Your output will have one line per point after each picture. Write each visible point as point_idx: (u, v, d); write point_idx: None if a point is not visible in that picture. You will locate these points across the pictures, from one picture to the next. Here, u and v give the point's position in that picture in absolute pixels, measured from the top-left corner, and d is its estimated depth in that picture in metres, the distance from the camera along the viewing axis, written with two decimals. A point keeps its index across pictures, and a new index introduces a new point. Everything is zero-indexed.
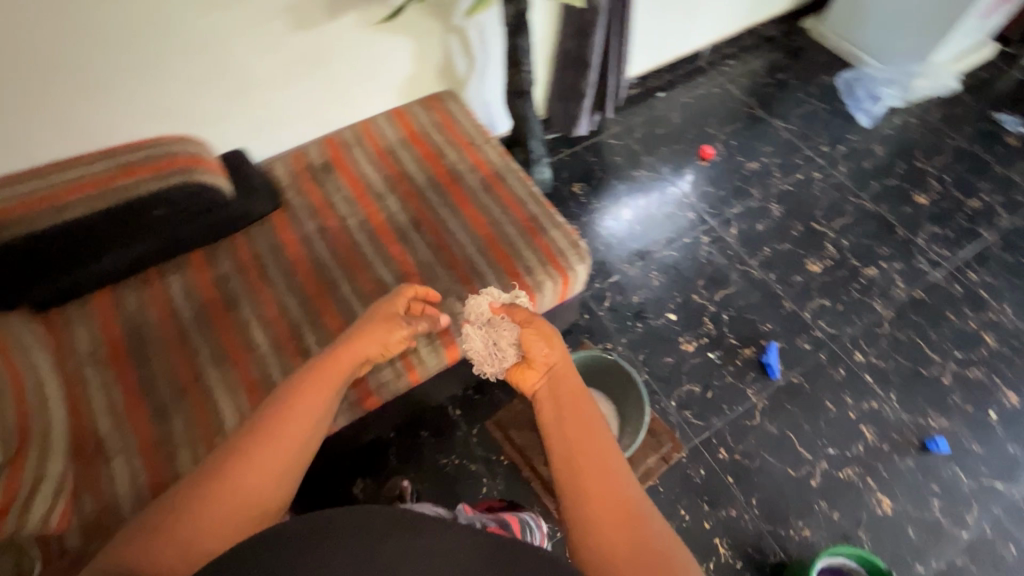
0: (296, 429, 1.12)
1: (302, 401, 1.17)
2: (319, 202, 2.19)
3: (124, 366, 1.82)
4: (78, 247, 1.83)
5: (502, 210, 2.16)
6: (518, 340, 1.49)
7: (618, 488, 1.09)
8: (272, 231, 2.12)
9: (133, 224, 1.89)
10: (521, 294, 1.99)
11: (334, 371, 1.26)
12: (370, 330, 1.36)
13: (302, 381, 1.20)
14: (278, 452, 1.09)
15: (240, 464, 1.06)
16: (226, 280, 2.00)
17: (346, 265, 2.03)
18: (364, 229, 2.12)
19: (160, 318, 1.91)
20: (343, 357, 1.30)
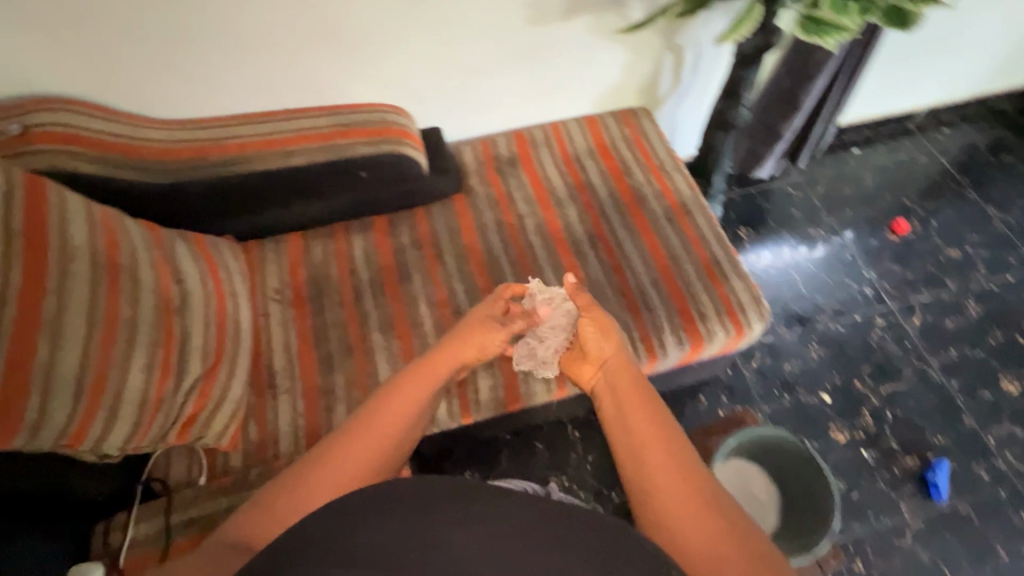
0: (394, 414, 1.22)
1: (403, 395, 1.26)
2: (501, 194, 2.19)
3: (302, 311, 1.92)
4: (287, 192, 1.93)
5: (684, 246, 2.04)
6: (580, 331, 1.52)
7: (691, 496, 1.08)
8: (452, 214, 2.14)
9: (336, 182, 1.97)
10: (689, 340, 1.88)
11: (427, 369, 1.33)
12: (468, 331, 1.41)
13: (388, 386, 1.29)
14: (368, 450, 1.18)
15: (339, 459, 1.16)
16: (403, 251, 2.05)
17: (517, 264, 2.01)
18: (541, 233, 2.09)
19: (340, 274, 2.00)
20: (441, 363, 1.35)
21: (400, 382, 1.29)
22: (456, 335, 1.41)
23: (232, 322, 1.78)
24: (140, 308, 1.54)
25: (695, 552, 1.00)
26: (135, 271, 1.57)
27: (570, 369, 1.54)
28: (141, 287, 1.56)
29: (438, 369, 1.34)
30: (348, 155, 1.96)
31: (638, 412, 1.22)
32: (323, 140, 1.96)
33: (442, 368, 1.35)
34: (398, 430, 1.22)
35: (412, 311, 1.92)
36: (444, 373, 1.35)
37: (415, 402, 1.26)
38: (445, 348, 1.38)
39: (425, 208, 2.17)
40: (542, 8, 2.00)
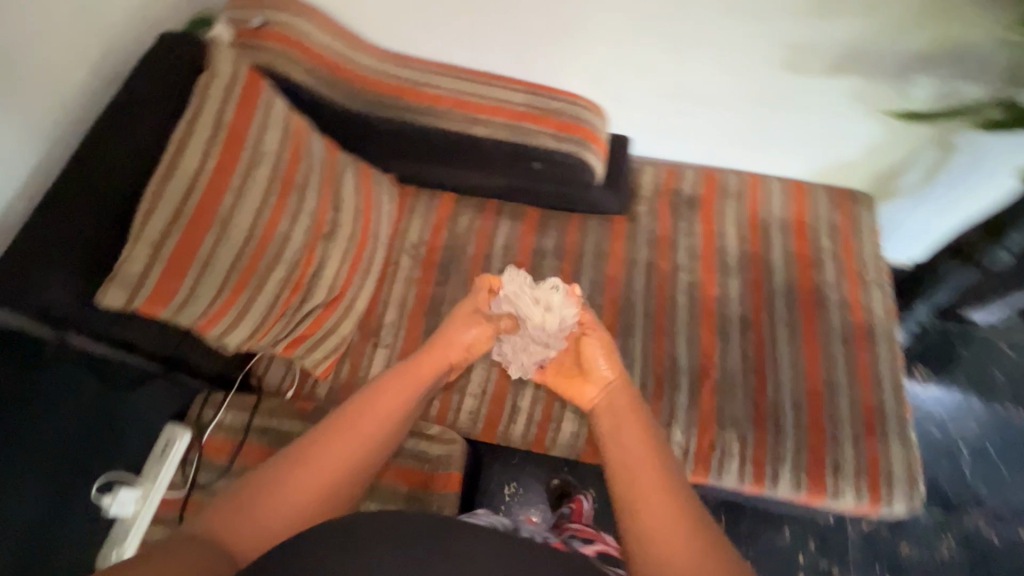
0: (354, 438, 1.12)
1: (361, 412, 1.16)
2: (665, 235, 1.98)
3: (428, 275, 1.91)
4: (458, 157, 1.90)
5: (849, 378, 1.72)
6: (580, 348, 1.47)
7: (658, 472, 1.09)
8: (606, 236, 1.98)
9: (506, 164, 1.89)
10: (810, 487, 1.60)
11: (411, 377, 1.30)
12: (446, 336, 1.42)
13: (373, 388, 1.23)
14: (322, 470, 1.06)
15: (293, 480, 1.04)
16: (543, 255, 1.94)
17: (652, 318, 1.82)
18: (691, 294, 1.86)
19: (475, 253, 1.95)
20: (413, 374, 1.31)
21: (392, 376, 1.27)
22: (445, 329, 1.45)
23: (365, 263, 1.82)
24: (296, 226, 1.60)
25: (648, 523, 1.01)
26: (303, 191, 1.63)
27: (567, 388, 1.47)
28: (302, 207, 1.62)
29: (421, 369, 1.33)
30: (529, 142, 1.85)
31: (626, 415, 1.26)
32: (510, 118, 1.86)
33: (424, 371, 1.34)
34: (350, 448, 1.11)
35: None
36: (427, 377, 1.34)
37: (386, 419, 1.18)
38: (433, 355, 1.39)
39: (581, 219, 2.02)
40: (807, 56, 1.73)
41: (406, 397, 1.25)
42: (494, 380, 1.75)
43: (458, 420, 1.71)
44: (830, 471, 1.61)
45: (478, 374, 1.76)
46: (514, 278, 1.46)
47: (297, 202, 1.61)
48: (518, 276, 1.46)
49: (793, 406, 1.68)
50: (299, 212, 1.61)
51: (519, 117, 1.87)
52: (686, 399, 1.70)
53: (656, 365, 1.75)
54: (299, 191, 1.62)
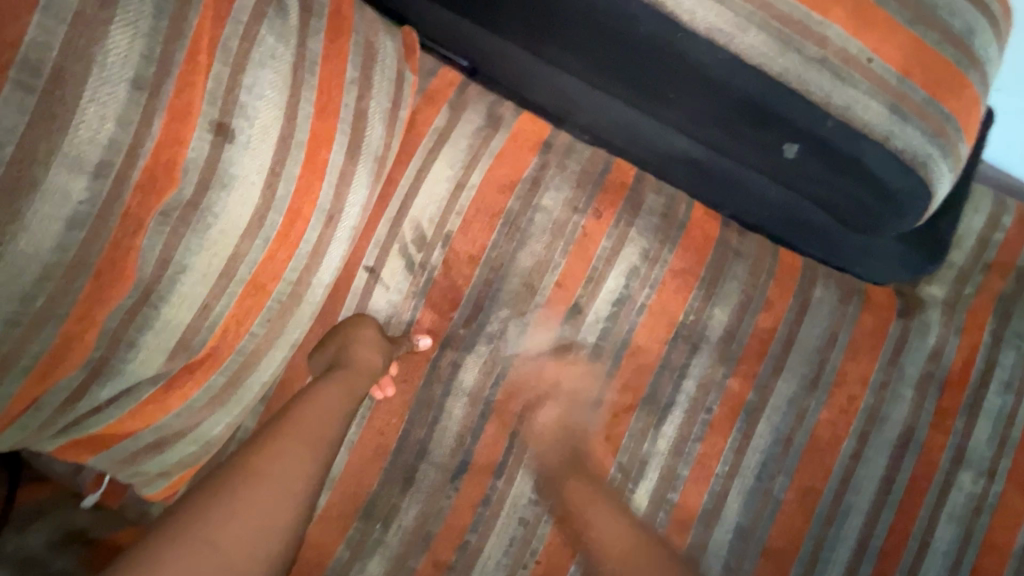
0: (278, 476, 0.63)
1: (281, 453, 0.66)
2: (962, 376, 0.91)
3: (440, 323, 0.87)
4: (603, 57, 0.69)
5: None
6: (581, 449, 0.86)
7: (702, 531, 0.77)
8: (841, 336, 0.90)
9: (724, 120, 0.70)
10: None
11: (304, 441, 0.68)
12: (321, 401, 0.74)
13: (256, 450, 0.65)
14: (275, 499, 0.61)
15: (259, 470, 0.63)
16: (697, 342, 0.88)
17: (872, 559, 0.86)
18: (966, 529, 0.88)
19: (556, 297, 0.87)
20: (313, 421, 0.71)
21: (287, 457, 0.66)
22: (319, 388, 0.76)
23: (294, 279, 0.73)
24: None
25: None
26: (56, 108, 0.47)
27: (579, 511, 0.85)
28: (42, 172, 0.48)
29: (315, 446, 0.69)
30: (820, 95, 0.66)
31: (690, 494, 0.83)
32: (803, 6, 0.64)
33: (311, 447, 0.69)
34: (289, 495, 0.63)
35: (621, 490, 0.85)
36: (317, 453, 0.68)
37: (302, 483, 0.64)
38: (307, 405, 0.73)
39: (801, 278, 0.91)
40: None
41: (315, 460, 0.68)
42: None
43: None
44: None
45: (487, 571, 0.84)
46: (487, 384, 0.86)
47: (24, 149, 0.46)
48: (488, 361, 0.86)
49: None
50: (21, 196, 0.47)
51: (826, 8, 0.64)
52: None
53: None
54: (22, 105, 0.46)
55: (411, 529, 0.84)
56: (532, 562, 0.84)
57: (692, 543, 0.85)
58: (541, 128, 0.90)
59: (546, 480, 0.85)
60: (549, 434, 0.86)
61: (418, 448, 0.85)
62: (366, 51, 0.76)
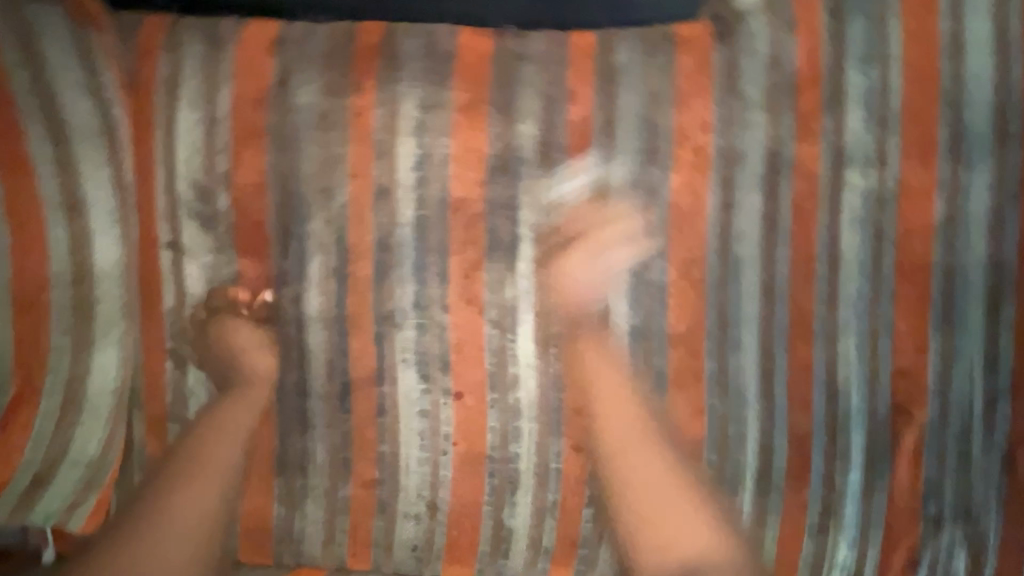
0: (183, 514, 0.72)
1: (182, 494, 0.74)
2: (813, 73, 0.80)
3: (262, 266, 0.83)
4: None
5: None
6: (449, 325, 0.83)
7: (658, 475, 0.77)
8: (665, 91, 0.81)
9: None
10: None
11: (240, 408, 0.81)
12: (218, 431, 0.79)
13: (202, 428, 0.80)
14: (186, 539, 0.71)
15: (161, 518, 0.71)
16: (515, 169, 0.82)
17: (785, 300, 0.80)
18: (875, 228, 0.80)
19: (356, 189, 0.82)
20: (210, 453, 0.78)
21: (183, 493, 0.74)
22: (210, 417, 0.81)
23: (69, 281, 0.72)
24: None
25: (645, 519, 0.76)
26: None
27: (469, 379, 0.83)
28: None
29: (219, 479, 0.77)
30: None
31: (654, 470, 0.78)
32: None
33: (216, 479, 0.76)
34: (198, 526, 0.73)
35: (503, 343, 0.83)
36: (227, 485, 0.77)
37: (209, 519, 0.74)
38: (239, 368, 0.82)
39: (597, 51, 0.81)
40: None
41: (217, 489, 0.76)
42: (450, 479, 0.83)
43: (389, 562, 0.85)
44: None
45: (413, 469, 0.84)
46: (332, 303, 0.83)
47: None
48: (324, 281, 0.83)
49: None
50: None
51: None
52: (863, 479, 0.80)
53: (794, 414, 0.81)
54: None
55: (327, 463, 0.84)
56: (451, 446, 0.83)
57: None
58: (268, 27, 0.83)
59: (427, 365, 0.83)
60: (412, 322, 0.83)
61: (298, 386, 0.83)
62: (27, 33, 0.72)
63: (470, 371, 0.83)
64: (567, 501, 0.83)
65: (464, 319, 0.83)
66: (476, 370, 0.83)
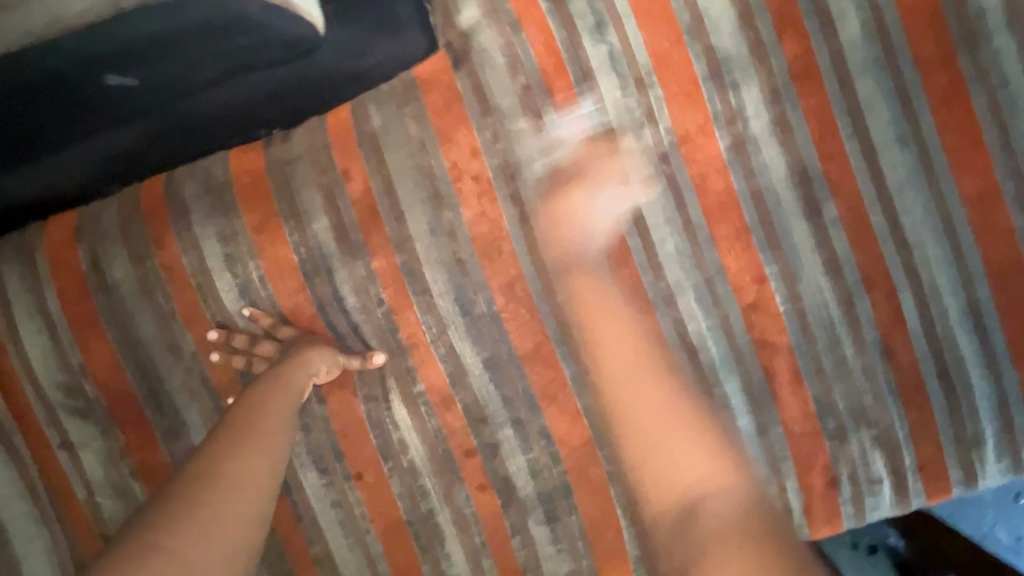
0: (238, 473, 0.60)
1: (234, 453, 0.63)
2: (555, 61, 0.80)
3: (144, 434, 0.88)
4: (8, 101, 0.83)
5: None
6: (329, 417, 0.88)
7: (706, 456, 0.69)
8: (427, 134, 0.82)
9: (107, 62, 0.82)
10: None
11: (258, 443, 0.67)
12: (254, 417, 0.72)
13: (226, 457, 0.62)
14: (236, 501, 0.57)
15: (217, 471, 0.59)
16: (326, 259, 0.84)
17: (613, 282, 0.80)
18: (669, 180, 0.79)
19: (198, 332, 0.87)
20: (258, 427, 0.70)
21: (236, 458, 0.62)
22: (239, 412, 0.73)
23: None
24: None
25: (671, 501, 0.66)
26: None
27: (365, 458, 0.87)
28: None
29: (264, 449, 0.66)
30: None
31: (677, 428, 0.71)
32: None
33: (263, 450, 0.66)
34: (254, 488, 0.60)
35: (380, 416, 0.87)
36: (273, 456, 0.66)
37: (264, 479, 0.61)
38: (269, 410, 0.74)
39: (354, 122, 0.83)
40: None
41: (269, 459, 0.65)
42: (383, 554, 0.88)
43: None
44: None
45: (348, 557, 0.88)
46: None
47: None
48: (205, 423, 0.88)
49: (969, 321, 0.77)
50: None
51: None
52: (753, 419, 0.81)
53: None
54: None
55: None
56: (371, 524, 0.88)
57: (465, 405, 0.84)
58: (68, 222, 0.88)
59: (323, 460, 0.88)
60: (297, 426, 0.88)
61: None
62: None
63: (362, 451, 0.88)
64: (493, 537, 0.86)
65: (340, 406, 0.88)
66: (367, 448, 0.87)
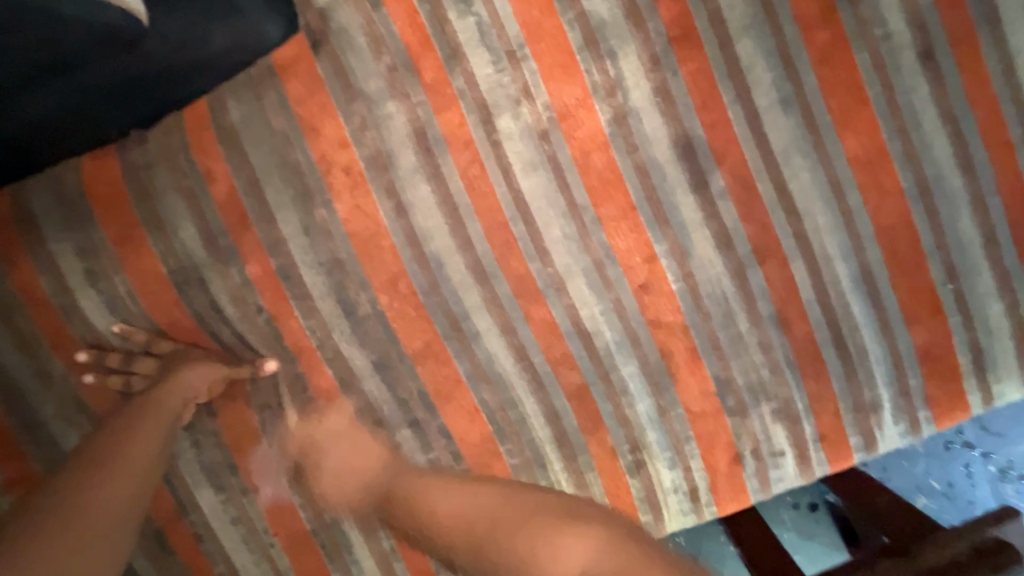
0: (104, 490, 0.64)
1: (107, 472, 0.66)
2: (420, 37, 0.74)
3: (21, 466, 0.83)
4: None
5: (957, 131, 0.72)
6: (221, 431, 0.84)
7: (649, 543, 0.55)
8: (290, 126, 0.75)
9: None
10: (944, 400, 0.77)
11: (131, 457, 0.70)
12: (130, 427, 0.73)
13: (86, 486, 0.64)
14: (97, 522, 0.61)
15: (85, 493, 0.63)
16: (196, 269, 0.79)
17: (501, 272, 0.76)
18: (550, 162, 0.74)
19: (66, 355, 0.81)
20: (126, 441, 0.71)
21: (107, 474, 0.66)
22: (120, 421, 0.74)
23: None
24: None
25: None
26: None
27: (262, 471, 0.84)
28: None
29: (139, 466, 0.69)
30: None
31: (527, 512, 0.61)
32: None
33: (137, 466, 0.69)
34: (119, 509, 0.64)
35: (275, 427, 0.83)
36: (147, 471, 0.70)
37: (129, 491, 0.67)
38: (135, 440, 0.71)
39: (211, 117, 0.76)
40: None
41: (138, 474, 0.68)
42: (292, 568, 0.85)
43: None
44: (979, 375, 0.76)
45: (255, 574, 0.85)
46: None
47: None
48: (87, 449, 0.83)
49: (862, 288, 0.75)
50: None
51: None
52: (653, 402, 0.79)
53: (562, 374, 0.79)
54: None
55: None
56: (275, 539, 0.85)
57: (360, 411, 0.81)
58: None
59: (219, 478, 0.84)
60: (187, 443, 0.83)
61: None
62: None
63: (259, 464, 0.84)
64: (401, 541, 0.84)
65: (234, 419, 0.84)
66: (264, 461, 0.84)
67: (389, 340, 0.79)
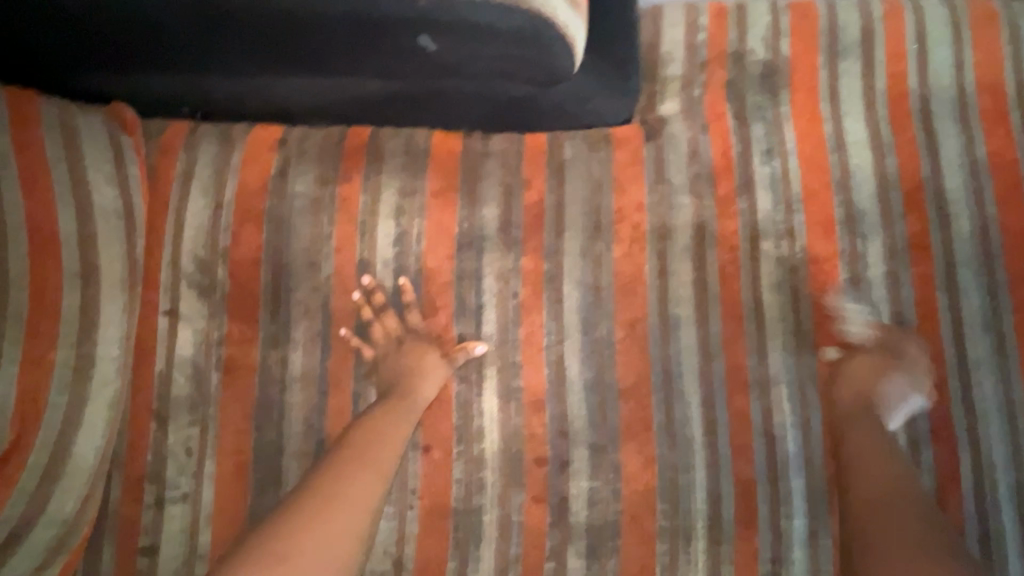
0: (348, 493, 0.74)
1: (354, 473, 0.76)
2: (726, 163, 0.97)
3: (248, 330, 0.92)
4: (231, 51, 0.81)
5: None
6: None
7: None
8: (605, 179, 0.96)
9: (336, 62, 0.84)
10: None
11: (370, 467, 0.78)
12: (376, 433, 0.82)
13: (335, 484, 0.74)
14: (332, 537, 0.69)
15: (332, 495, 0.73)
16: (481, 244, 0.94)
17: (721, 354, 0.90)
18: (790, 289, 0.92)
19: (340, 261, 0.94)
20: (365, 447, 0.80)
21: (352, 479, 0.76)
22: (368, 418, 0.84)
23: (75, 344, 0.79)
24: None
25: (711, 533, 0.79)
26: None
27: (438, 432, 0.90)
28: None
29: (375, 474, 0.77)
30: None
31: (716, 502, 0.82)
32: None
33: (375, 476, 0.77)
34: (353, 520, 0.72)
35: (469, 398, 0.90)
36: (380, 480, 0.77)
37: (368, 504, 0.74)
38: (377, 444, 0.80)
39: (548, 147, 0.98)
40: None
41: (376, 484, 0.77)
42: (416, 535, 0.87)
43: None
44: None
45: (381, 524, 0.87)
46: (311, 362, 0.91)
47: None
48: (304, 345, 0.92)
49: (1015, 502, 0.85)
50: None
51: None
52: (807, 523, 0.86)
53: (738, 462, 0.87)
54: None
55: None
56: (417, 500, 0.88)
57: (553, 416, 0.89)
58: (274, 129, 0.99)
59: None
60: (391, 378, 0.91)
61: (275, 446, 0.89)
62: (66, 127, 0.84)
63: (439, 425, 0.90)
64: (529, 553, 0.86)
65: None
66: (444, 424, 0.90)
67: (606, 368, 0.90)
